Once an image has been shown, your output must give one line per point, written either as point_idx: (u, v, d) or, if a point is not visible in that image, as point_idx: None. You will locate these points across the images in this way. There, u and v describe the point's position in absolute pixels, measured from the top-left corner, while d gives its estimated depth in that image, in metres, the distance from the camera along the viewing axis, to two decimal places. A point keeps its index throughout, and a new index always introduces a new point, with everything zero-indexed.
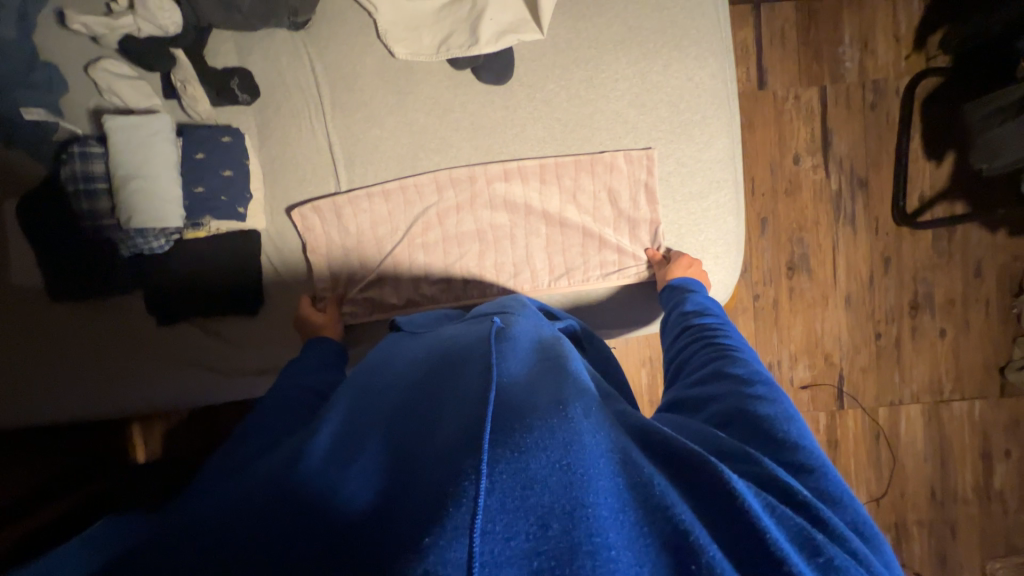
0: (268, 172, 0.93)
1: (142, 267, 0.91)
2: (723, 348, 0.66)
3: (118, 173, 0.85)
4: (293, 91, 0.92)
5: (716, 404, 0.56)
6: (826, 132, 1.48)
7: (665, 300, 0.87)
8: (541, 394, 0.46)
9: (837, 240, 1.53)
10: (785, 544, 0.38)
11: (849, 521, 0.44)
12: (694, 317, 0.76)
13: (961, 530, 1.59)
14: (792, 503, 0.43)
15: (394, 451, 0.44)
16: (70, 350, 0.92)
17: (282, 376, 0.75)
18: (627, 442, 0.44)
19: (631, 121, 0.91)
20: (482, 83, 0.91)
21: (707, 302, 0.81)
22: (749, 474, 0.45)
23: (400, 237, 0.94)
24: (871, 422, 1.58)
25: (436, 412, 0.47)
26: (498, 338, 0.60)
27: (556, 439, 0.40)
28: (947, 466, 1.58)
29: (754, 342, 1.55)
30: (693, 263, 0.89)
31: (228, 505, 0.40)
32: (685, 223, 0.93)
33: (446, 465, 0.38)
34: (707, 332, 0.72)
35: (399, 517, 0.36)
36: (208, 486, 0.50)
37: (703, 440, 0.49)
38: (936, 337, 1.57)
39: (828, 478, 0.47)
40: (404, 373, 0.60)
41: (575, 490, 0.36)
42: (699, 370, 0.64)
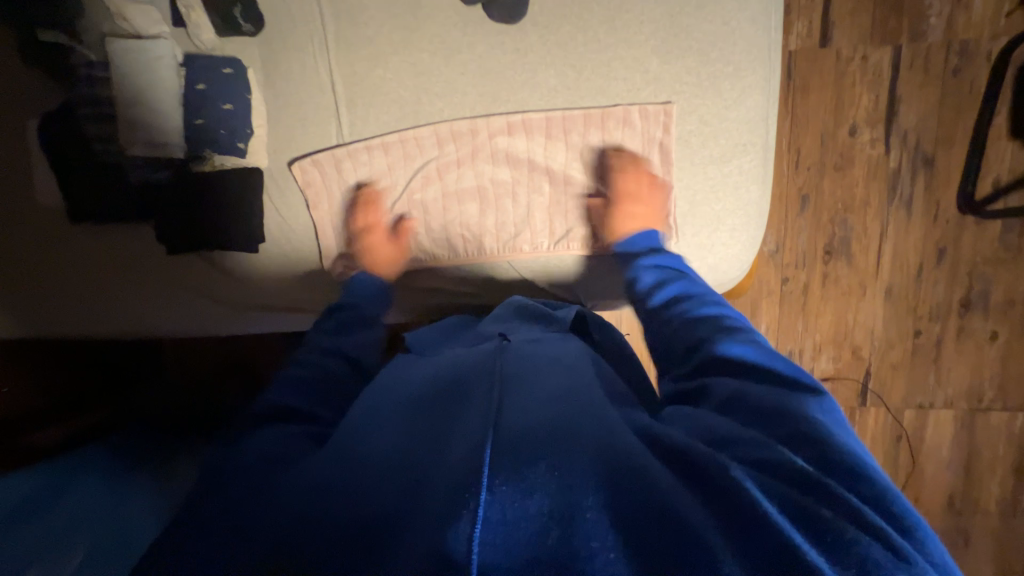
0: (271, 110, 0.91)
1: (146, 197, 0.92)
2: (702, 322, 0.64)
3: (121, 98, 0.88)
4: (297, 23, 0.88)
5: (710, 397, 0.54)
6: (892, 101, 1.31)
7: (624, 266, 0.83)
8: (545, 407, 0.50)
9: (886, 225, 1.38)
10: (784, 524, 0.38)
11: (870, 492, 0.41)
12: (659, 289, 0.73)
13: (975, 542, 1.51)
14: (798, 481, 0.41)
15: (412, 450, 0.49)
16: (93, 275, 0.97)
17: (312, 329, 0.78)
18: (633, 441, 0.45)
19: (654, 71, 0.82)
20: (492, 21, 0.84)
21: (674, 263, 0.78)
22: (759, 457, 0.44)
23: (399, 192, 0.92)
24: (894, 423, 1.49)
25: (453, 418, 0.52)
26: (501, 350, 0.63)
27: (556, 454, 0.43)
28: (973, 477, 1.48)
29: (776, 328, 1.46)
30: (636, 202, 0.84)
31: (282, 492, 0.47)
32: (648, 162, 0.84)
33: (453, 474, 0.43)
34: (676, 305, 0.69)
35: (418, 516, 0.41)
36: (247, 447, 0.55)
37: (708, 430, 0.49)
38: (985, 340, 1.43)
39: (844, 445, 0.44)
40: (421, 375, 0.63)
41: (572, 497, 0.40)
42: (685, 356, 0.62)
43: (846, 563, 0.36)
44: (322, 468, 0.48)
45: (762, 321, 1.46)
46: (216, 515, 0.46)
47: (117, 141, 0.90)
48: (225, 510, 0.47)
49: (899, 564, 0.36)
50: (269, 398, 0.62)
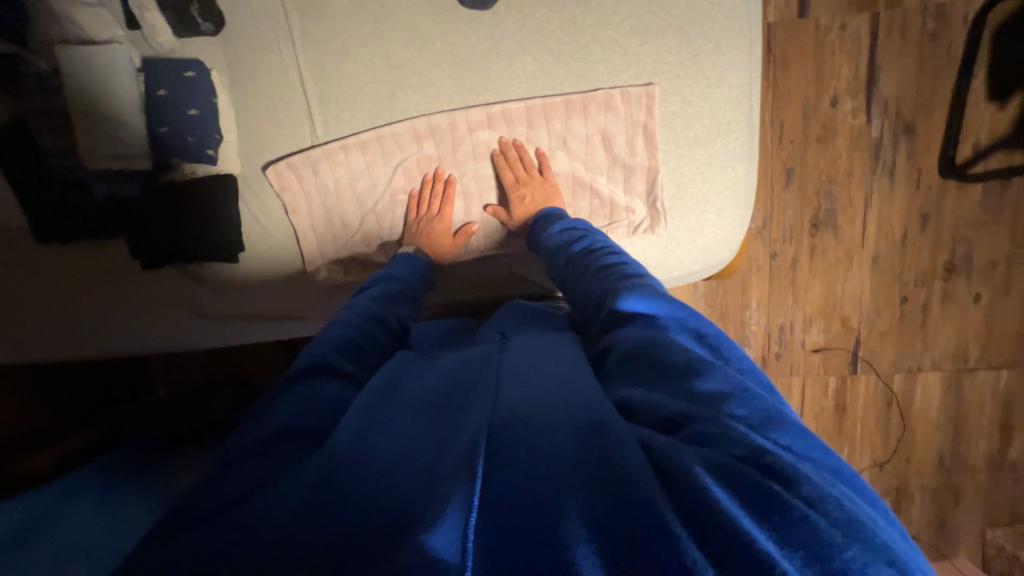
0: (239, 113, 0.87)
1: (115, 212, 0.88)
2: (603, 276, 0.64)
3: (78, 109, 0.83)
4: (259, 19, 0.84)
5: (616, 351, 0.55)
6: (872, 69, 1.30)
7: (535, 236, 0.82)
8: (545, 398, 0.49)
9: (870, 194, 1.39)
10: (734, 509, 0.35)
11: (792, 443, 0.41)
12: (566, 252, 0.73)
13: (965, 498, 1.55)
14: (743, 456, 0.38)
15: (404, 444, 0.47)
16: (66, 294, 0.94)
17: (354, 295, 0.74)
18: (638, 425, 0.44)
19: (633, 52, 0.79)
20: (464, 8, 0.80)
21: (581, 225, 0.79)
22: (709, 436, 0.40)
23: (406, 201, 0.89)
24: (884, 388, 1.52)
25: (452, 416, 0.50)
26: (500, 351, 0.62)
27: (554, 441, 0.42)
28: (960, 435, 1.53)
29: (767, 303, 1.47)
30: (521, 186, 0.85)
31: (267, 491, 0.44)
32: (530, 146, 0.85)
33: (449, 470, 0.41)
34: (581, 265, 0.69)
35: (412, 507, 0.40)
36: (264, 423, 0.51)
37: (651, 408, 0.45)
38: (969, 302, 1.45)
39: (760, 398, 0.44)
40: (420, 379, 0.61)
41: (561, 483, 0.39)
42: (596, 313, 0.63)
43: (794, 544, 0.34)
44: (295, 474, 0.45)
45: (753, 297, 1.47)
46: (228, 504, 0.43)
47: (78, 155, 0.85)
48: (237, 499, 0.44)
49: (849, 541, 0.33)
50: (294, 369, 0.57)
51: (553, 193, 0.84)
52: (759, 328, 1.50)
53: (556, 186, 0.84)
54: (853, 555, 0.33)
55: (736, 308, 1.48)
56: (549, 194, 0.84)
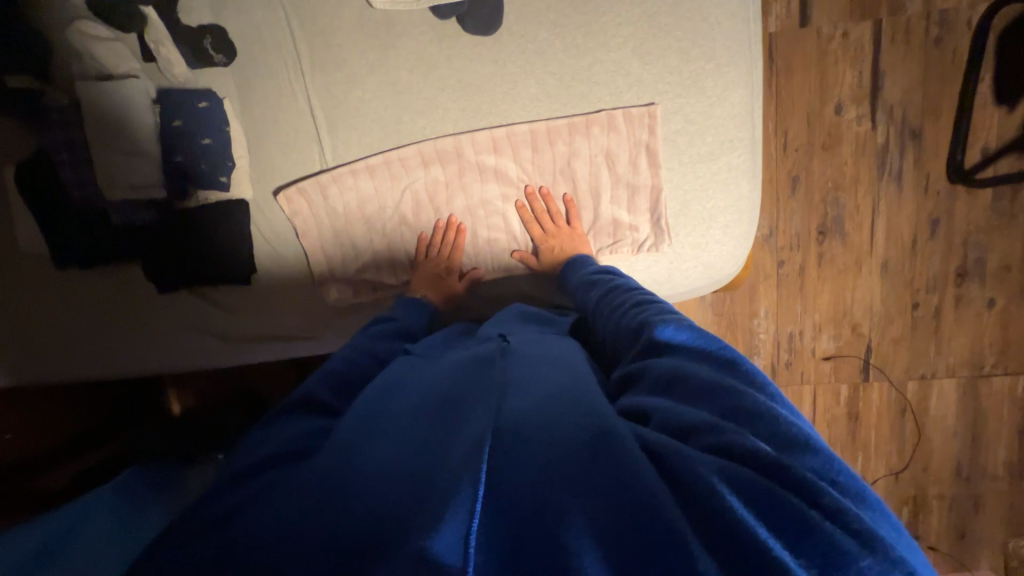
0: (250, 140, 0.90)
1: (132, 240, 0.91)
2: (638, 309, 0.64)
3: (96, 142, 0.86)
4: (269, 49, 0.86)
5: (647, 376, 0.53)
6: (876, 76, 1.30)
7: (566, 277, 0.84)
8: (547, 403, 0.49)
9: (877, 200, 1.38)
10: (748, 517, 0.36)
11: (819, 466, 0.40)
12: (602, 289, 0.74)
13: (985, 506, 1.52)
14: (759, 467, 0.39)
15: (408, 450, 0.48)
16: (84, 316, 0.96)
17: (356, 334, 0.76)
18: (651, 433, 0.44)
19: (635, 73, 0.80)
20: (467, 34, 0.82)
21: (614, 271, 0.80)
22: (731, 450, 0.40)
23: (416, 240, 0.92)
24: (898, 395, 1.50)
25: (457, 419, 0.51)
26: (502, 353, 0.62)
27: (560, 451, 0.43)
28: (978, 441, 1.50)
29: (776, 311, 1.46)
30: (548, 238, 0.87)
31: (276, 499, 0.46)
32: (557, 195, 0.88)
33: (451, 474, 0.42)
34: (616, 300, 0.69)
35: (414, 513, 0.41)
36: (261, 446, 0.54)
37: (671, 420, 0.46)
38: (984, 307, 1.43)
39: (787, 419, 0.43)
40: (425, 380, 0.61)
41: (568, 493, 0.40)
42: (630, 343, 0.61)
43: (810, 557, 0.34)
44: (305, 481, 0.47)
45: (761, 305, 1.46)
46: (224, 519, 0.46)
47: (96, 186, 0.88)
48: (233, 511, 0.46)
49: (865, 551, 0.34)
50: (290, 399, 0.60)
51: (581, 244, 0.86)
52: (768, 337, 1.48)
53: (583, 236, 0.87)
54: (872, 565, 0.34)
55: (744, 316, 1.47)
56: (577, 244, 0.86)
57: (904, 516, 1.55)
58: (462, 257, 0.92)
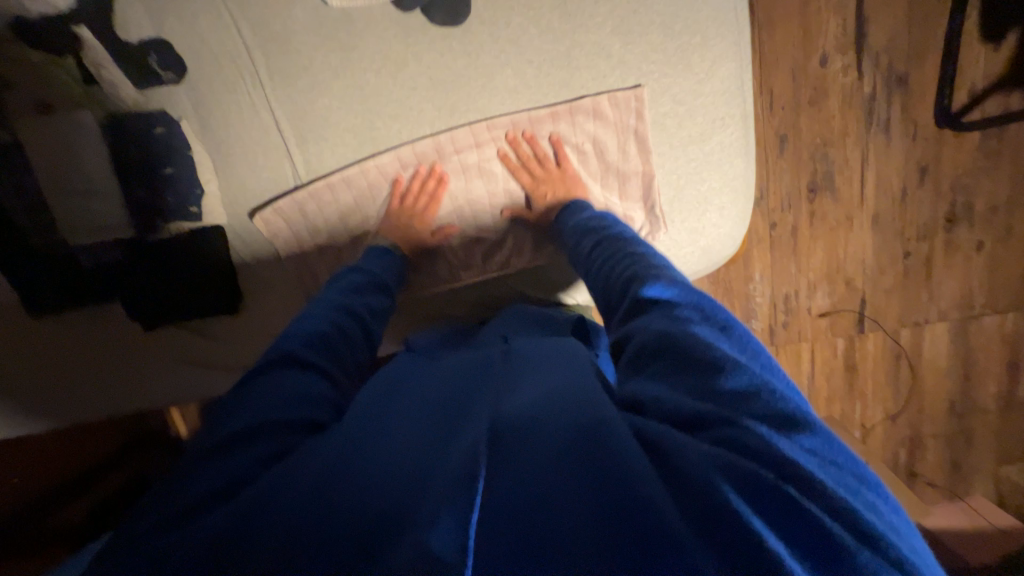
0: (216, 161, 0.84)
1: (108, 281, 0.86)
2: (630, 263, 0.61)
3: (54, 183, 0.81)
4: (222, 61, 0.80)
5: (635, 339, 0.51)
6: (860, 23, 1.25)
7: (561, 223, 0.79)
8: (549, 396, 0.48)
9: (866, 153, 1.36)
10: (742, 507, 0.35)
11: (818, 446, 0.39)
12: (593, 239, 0.70)
13: (976, 439, 1.59)
14: (754, 451, 0.37)
15: (400, 451, 0.46)
16: (69, 361, 0.93)
17: (324, 288, 0.73)
18: (647, 421, 0.43)
19: (617, 54, 0.75)
20: (435, 26, 0.76)
21: (609, 217, 0.75)
22: (732, 441, 0.39)
23: (390, 185, 0.84)
24: (892, 343, 1.53)
25: (452, 420, 0.50)
26: (504, 361, 0.61)
27: (557, 444, 0.41)
28: (969, 379, 1.55)
29: (771, 273, 1.46)
30: (540, 184, 0.82)
31: (254, 486, 0.43)
32: (541, 136, 0.81)
33: (445, 475, 0.41)
34: (609, 250, 0.66)
35: (405, 509, 0.39)
36: (240, 413, 0.50)
37: (668, 403, 0.43)
38: (973, 249, 1.45)
39: (783, 399, 0.41)
40: (418, 387, 0.60)
41: (566, 487, 0.37)
42: (617, 301, 0.59)
43: (809, 549, 0.33)
44: (278, 475, 0.43)
45: (756, 269, 1.46)
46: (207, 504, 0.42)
47: (56, 228, 0.83)
48: (227, 491, 0.43)
49: (865, 546, 0.33)
50: (276, 354, 0.57)
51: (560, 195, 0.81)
52: (764, 299, 1.49)
53: (576, 177, 0.81)
54: (869, 559, 0.33)
55: (740, 282, 1.47)
56: (571, 186, 0.81)
57: (902, 457, 1.61)
58: (437, 211, 0.85)
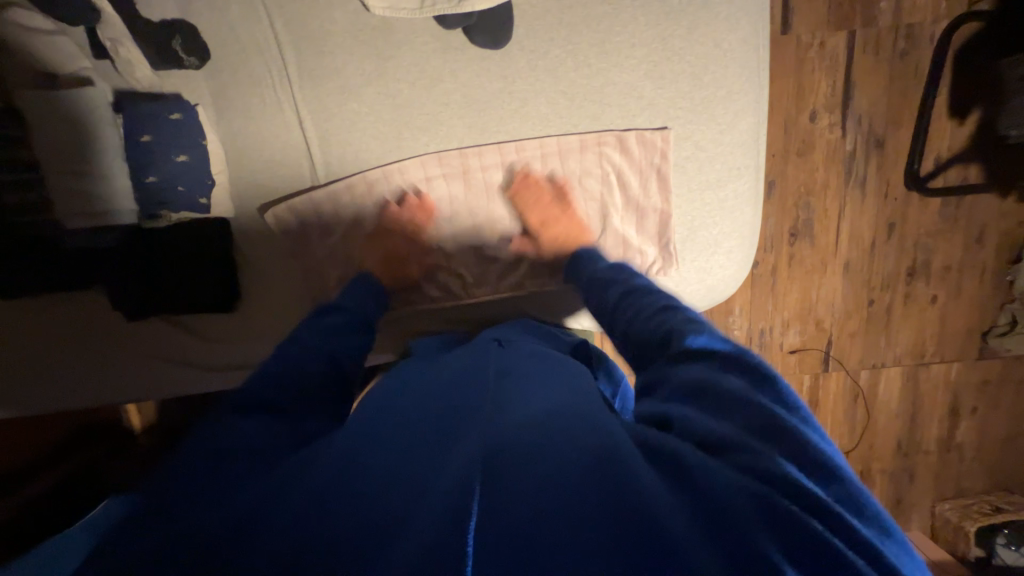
0: (230, 152, 0.81)
1: (98, 268, 0.81)
2: (668, 315, 0.58)
3: (54, 160, 0.75)
4: (250, 51, 0.77)
5: (673, 385, 0.48)
6: (848, 87, 1.36)
7: (580, 272, 0.79)
8: (557, 413, 0.46)
9: (844, 206, 1.46)
10: (756, 530, 0.32)
11: (844, 491, 0.36)
12: (631, 286, 0.68)
13: (918, 477, 1.72)
14: (775, 482, 0.35)
15: (392, 458, 0.43)
16: (38, 346, 0.86)
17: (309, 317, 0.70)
18: (663, 438, 0.41)
19: (647, 96, 0.79)
20: (474, 47, 0.77)
21: (627, 268, 0.76)
22: (748, 465, 0.37)
23: (379, 207, 0.84)
24: (852, 383, 1.64)
25: (454, 431, 0.46)
26: (514, 372, 0.59)
27: (556, 457, 0.39)
28: (916, 421, 1.68)
29: (748, 308, 1.54)
30: (552, 224, 0.82)
31: (238, 498, 0.40)
32: (552, 175, 0.83)
33: (447, 483, 0.37)
34: (641, 301, 0.64)
35: (379, 510, 0.36)
36: (242, 414, 0.51)
37: (688, 432, 0.42)
38: (928, 302, 1.57)
39: (815, 446, 0.38)
40: (428, 391, 0.57)
41: (558, 497, 0.35)
42: (653, 352, 0.56)
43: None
44: (261, 489, 0.41)
45: (736, 303, 1.54)
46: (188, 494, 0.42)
47: (48, 206, 0.77)
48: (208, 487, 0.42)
49: None
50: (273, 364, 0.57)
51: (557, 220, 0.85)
52: (741, 333, 1.57)
53: (581, 222, 0.83)
54: None
55: (720, 314, 1.54)
56: (579, 235, 0.83)
57: None
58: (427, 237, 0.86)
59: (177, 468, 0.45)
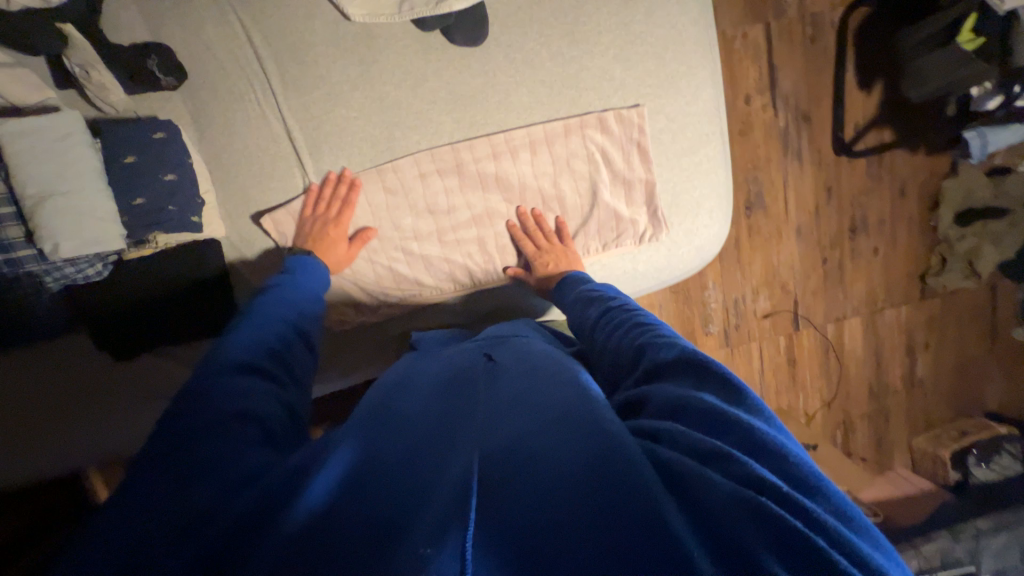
0: (216, 170, 0.79)
1: (90, 302, 0.76)
2: (635, 332, 0.59)
3: (28, 192, 0.66)
4: (230, 69, 0.77)
5: (649, 404, 0.46)
6: (773, 71, 1.52)
7: (562, 295, 0.81)
8: (550, 399, 0.46)
9: (787, 176, 1.61)
10: (756, 543, 0.31)
11: (831, 508, 0.36)
12: (601, 307, 0.70)
13: (892, 416, 1.86)
14: (772, 495, 0.34)
15: (388, 465, 0.42)
16: (25, 406, 0.81)
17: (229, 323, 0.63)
18: (656, 449, 0.39)
19: (618, 78, 0.86)
20: (455, 46, 0.81)
21: (607, 288, 0.77)
22: (745, 477, 0.35)
23: (302, 195, 0.82)
24: (821, 338, 1.76)
25: (445, 431, 0.46)
26: (504, 362, 0.59)
27: (553, 451, 0.39)
28: (882, 364, 1.83)
29: (720, 281, 1.64)
30: (542, 253, 0.87)
31: (221, 518, 0.40)
32: (548, 216, 0.89)
33: (442, 494, 0.37)
34: (614, 320, 0.65)
35: (385, 522, 0.37)
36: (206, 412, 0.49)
37: (680, 442, 0.39)
38: (871, 254, 1.74)
39: (798, 460, 0.38)
40: (425, 391, 0.56)
41: (555, 494, 0.36)
42: (626, 369, 0.57)
43: None
44: (244, 509, 0.40)
45: (708, 278, 1.63)
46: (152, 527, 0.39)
47: (31, 244, 0.69)
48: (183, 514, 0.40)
49: None
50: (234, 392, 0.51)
51: (551, 203, 0.88)
52: (718, 305, 1.66)
53: (576, 253, 0.87)
54: None
55: (696, 290, 1.63)
56: (571, 261, 0.86)
57: (838, 438, 1.83)
58: (352, 217, 0.83)
59: (139, 492, 0.42)
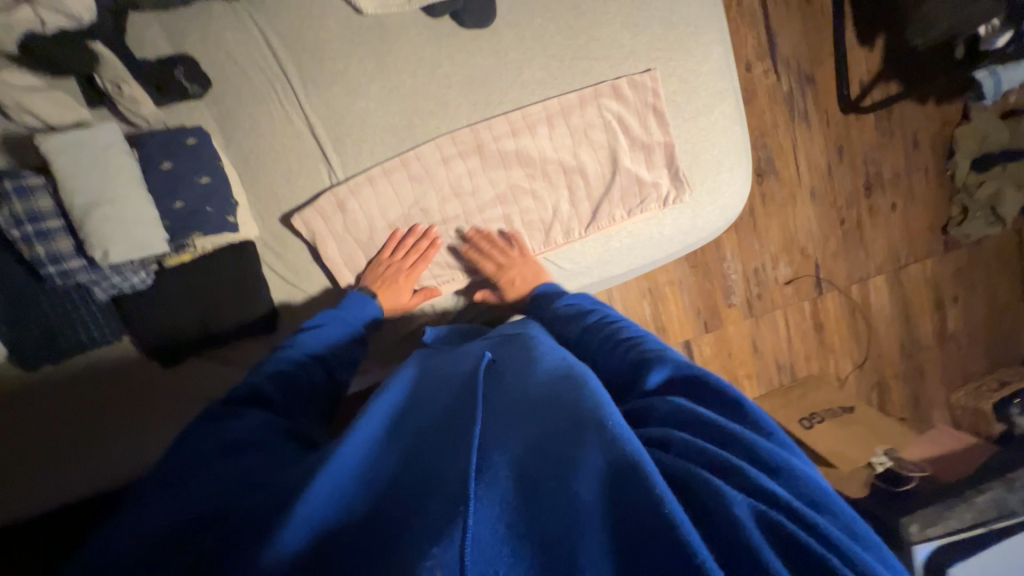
0: (245, 173, 0.82)
1: (135, 310, 0.78)
2: (622, 354, 0.58)
3: (76, 204, 0.69)
4: (251, 73, 0.80)
5: (654, 415, 0.47)
6: (771, 36, 1.52)
7: (542, 309, 0.79)
8: (556, 395, 0.46)
9: (795, 139, 1.60)
10: (765, 545, 0.33)
11: (844, 526, 0.37)
12: (580, 324, 0.69)
13: (927, 373, 1.82)
14: (786, 510, 0.35)
15: (403, 461, 0.43)
16: (77, 421, 0.82)
17: (248, 376, 0.64)
18: (664, 455, 0.40)
19: (628, 45, 0.86)
20: (466, 29, 0.83)
21: (582, 300, 0.76)
22: (758, 487, 0.36)
23: (387, 234, 0.87)
24: (846, 300, 1.74)
25: (452, 418, 0.46)
26: (508, 358, 0.58)
27: (560, 446, 0.40)
28: (911, 321, 1.80)
29: (738, 251, 1.63)
30: (506, 269, 0.87)
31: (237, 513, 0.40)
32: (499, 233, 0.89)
33: (449, 487, 0.38)
34: (597, 339, 0.64)
35: (401, 518, 0.38)
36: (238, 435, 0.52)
37: (694, 449, 0.40)
38: (890, 211, 1.71)
39: (808, 480, 0.39)
40: (439, 380, 0.55)
41: (562, 489, 0.37)
42: (621, 393, 0.55)
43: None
44: (259, 503, 0.40)
45: (727, 249, 1.62)
46: (174, 537, 0.40)
47: (81, 255, 0.72)
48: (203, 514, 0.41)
49: None
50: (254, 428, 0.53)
51: (573, 174, 0.89)
52: (739, 276, 1.64)
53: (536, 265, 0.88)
54: None
55: (715, 262, 1.61)
56: (531, 274, 0.86)
57: (874, 401, 1.80)
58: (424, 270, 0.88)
59: (165, 504, 0.43)
